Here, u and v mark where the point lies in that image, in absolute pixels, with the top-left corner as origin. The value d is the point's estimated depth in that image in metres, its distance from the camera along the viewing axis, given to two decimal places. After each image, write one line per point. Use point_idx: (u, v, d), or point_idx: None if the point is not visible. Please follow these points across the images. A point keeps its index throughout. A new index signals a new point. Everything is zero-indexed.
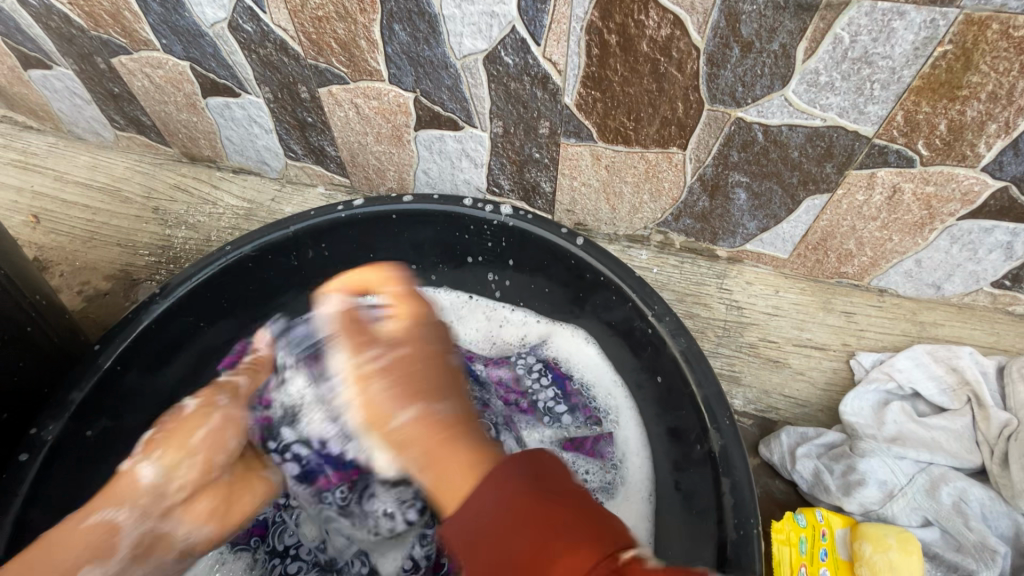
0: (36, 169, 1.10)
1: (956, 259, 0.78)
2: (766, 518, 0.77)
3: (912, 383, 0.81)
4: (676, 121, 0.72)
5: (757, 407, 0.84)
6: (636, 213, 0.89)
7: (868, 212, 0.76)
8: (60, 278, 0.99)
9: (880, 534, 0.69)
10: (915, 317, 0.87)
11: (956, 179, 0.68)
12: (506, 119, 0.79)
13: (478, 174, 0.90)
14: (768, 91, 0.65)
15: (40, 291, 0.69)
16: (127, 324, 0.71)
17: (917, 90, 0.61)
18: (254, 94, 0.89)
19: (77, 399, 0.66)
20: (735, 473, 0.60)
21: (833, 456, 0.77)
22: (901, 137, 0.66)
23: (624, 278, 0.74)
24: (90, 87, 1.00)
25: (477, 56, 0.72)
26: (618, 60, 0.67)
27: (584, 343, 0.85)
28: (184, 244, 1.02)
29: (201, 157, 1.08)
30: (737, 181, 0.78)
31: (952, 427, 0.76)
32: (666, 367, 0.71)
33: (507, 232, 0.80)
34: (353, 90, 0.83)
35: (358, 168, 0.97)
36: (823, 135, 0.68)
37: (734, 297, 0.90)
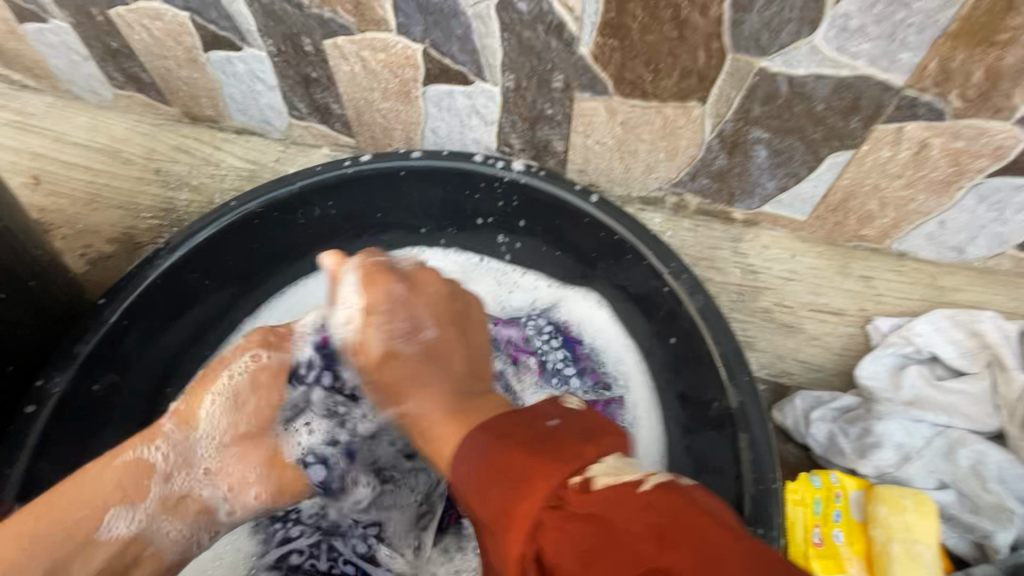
0: (34, 129, 1.08)
1: (982, 220, 0.76)
2: (778, 481, 0.77)
3: (931, 347, 0.79)
4: (697, 72, 0.69)
5: (769, 372, 0.85)
6: (650, 173, 0.86)
7: (893, 170, 0.73)
8: (62, 241, 0.99)
9: (896, 495, 0.68)
10: (935, 282, 0.84)
11: (988, 133, 0.65)
12: (518, 71, 0.76)
13: (488, 132, 0.88)
14: (795, 38, 0.63)
15: (42, 246, 0.68)
16: (134, 279, 0.70)
17: (953, 35, 0.58)
18: (257, 47, 0.86)
19: (83, 353, 0.66)
20: (753, 431, 0.60)
21: (848, 419, 0.76)
22: (934, 87, 0.63)
23: (639, 237, 0.72)
24: (87, 42, 0.97)
25: (489, 3, 0.69)
26: (637, 4, 0.64)
27: (595, 306, 0.83)
28: (187, 206, 1.01)
29: (202, 117, 1.05)
30: (757, 138, 0.75)
31: (971, 390, 0.75)
32: (681, 327, 0.70)
33: (520, 190, 0.78)
34: (359, 41, 0.79)
35: (365, 127, 0.95)
36: (850, 87, 0.66)
37: (749, 261, 0.88)
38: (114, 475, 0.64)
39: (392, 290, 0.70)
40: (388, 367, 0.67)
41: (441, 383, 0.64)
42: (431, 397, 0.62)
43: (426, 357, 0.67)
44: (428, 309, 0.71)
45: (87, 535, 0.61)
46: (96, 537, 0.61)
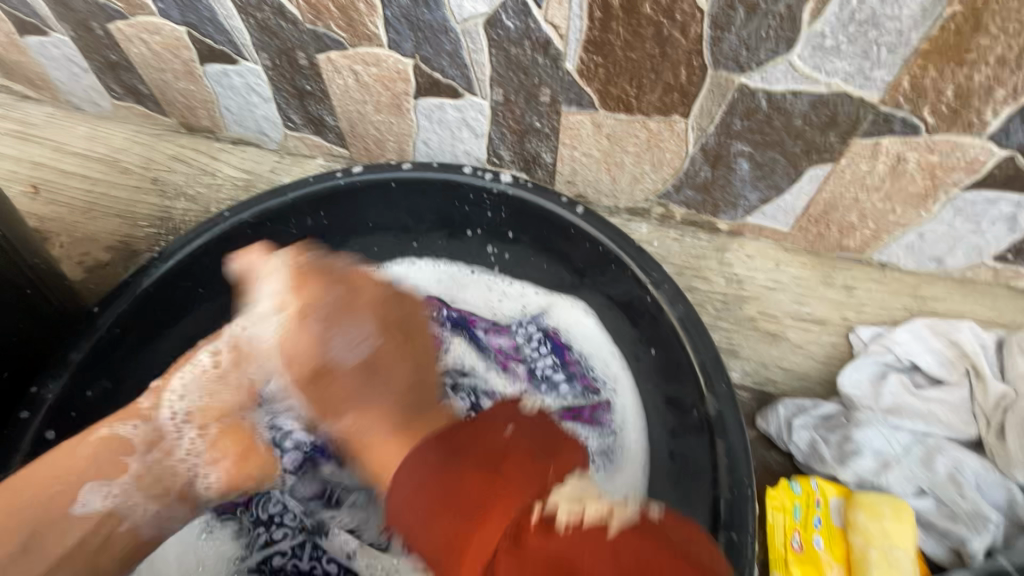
0: (34, 139, 1.10)
1: (959, 231, 0.78)
2: (761, 487, 0.78)
3: (910, 356, 0.81)
4: (679, 88, 0.71)
5: (754, 380, 0.87)
6: (637, 184, 0.88)
7: (872, 183, 0.75)
8: (60, 249, 1.00)
9: (874, 502, 0.69)
10: (915, 292, 0.86)
11: (962, 147, 0.67)
12: (506, 85, 0.78)
13: (478, 144, 0.90)
14: (773, 56, 0.64)
15: (40, 255, 0.69)
16: (129, 287, 0.72)
17: (924, 54, 0.60)
18: (252, 61, 0.88)
19: (77, 360, 0.67)
20: (730, 436, 0.62)
21: (829, 427, 0.77)
22: (907, 103, 0.65)
23: (623, 247, 0.74)
24: (88, 55, 0.99)
25: (478, 20, 0.71)
26: (619, 23, 0.66)
27: (583, 315, 0.83)
28: (183, 215, 1.02)
29: (199, 128, 1.07)
30: (739, 151, 0.77)
31: (948, 399, 0.76)
32: (663, 335, 0.71)
33: (507, 201, 0.80)
34: (352, 56, 0.81)
35: (358, 139, 0.97)
36: (827, 103, 0.67)
37: (734, 270, 0.90)
38: (88, 449, 0.64)
39: None
40: (323, 381, 0.69)
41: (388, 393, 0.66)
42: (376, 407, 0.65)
43: (365, 370, 0.68)
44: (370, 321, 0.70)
45: (60, 512, 0.62)
46: (69, 514, 0.62)
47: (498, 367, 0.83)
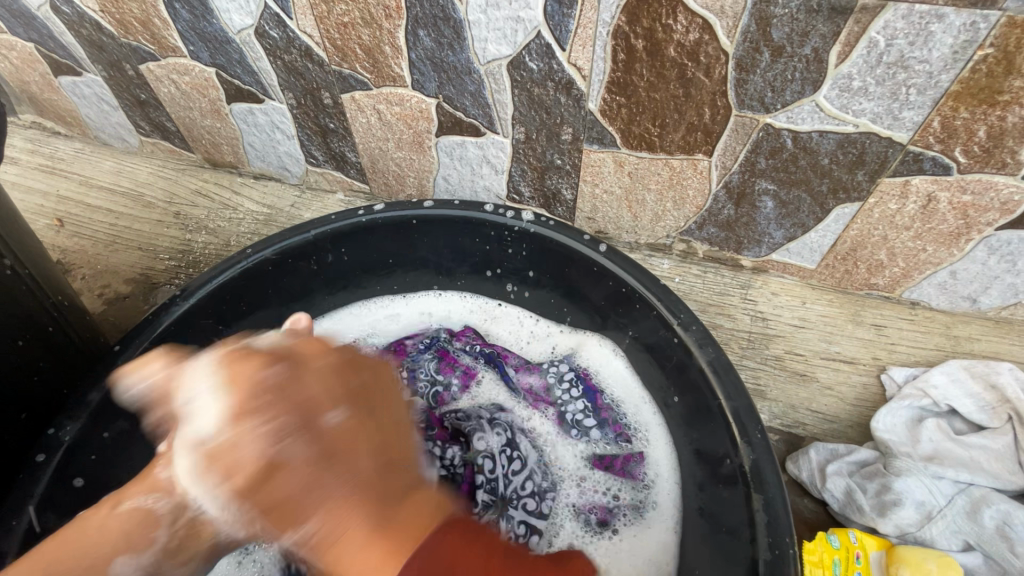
0: (62, 174, 1.12)
1: (994, 270, 0.76)
2: (795, 539, 0.74)
3: (948, 400, 0.78)
4: (703, 128, 0.71)
5: (783, 423, 0.81)
6: (658, 221, 0.88)
7: (901, 222, 0.74)
8: (81, 281, 1.00)
9: (919, 558, 0.65)
10: (948, 331, 0.84)
11: (995, 187, 0.66)
12: (528, 124, 0.79)
13: (498, 180, 0.90)
14: (799, 97, 0.64)
15: (64, 292, 0.69)
16: (146, 327, 0.71)
17: (954, 95, 0.59)
18: (278, 100, 0.90)
19: (94, 400, 0.65)
20: (767, 489, 0.58)
21: (865, 474, 0.74)
22: (938, 143, 0.64)
23: (648, 288, 0.72)
24: (118, 94, 1.01)
25: (501, 62, 0.72)
26: (644, 65, 0.66)
27: (611, 355, 0.82)
28: (203, 248, 1.03)
29: (223, 163, 1.09)
30: (764, 189, 0.76)
31: (992, 446, 0.73)
32: (692, 379, 0.69)
33: (529, 238, 0.79)
34: (375, 96, 0.83)
35: (378, 175, 0.98)
36: (855, 142, 0.67)
37: (758, 308, 0.88)
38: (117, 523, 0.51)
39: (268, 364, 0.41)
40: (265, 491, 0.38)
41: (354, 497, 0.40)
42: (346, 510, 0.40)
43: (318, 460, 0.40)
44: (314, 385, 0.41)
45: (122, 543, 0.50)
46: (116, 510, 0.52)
47: (528, 406, 0.79)
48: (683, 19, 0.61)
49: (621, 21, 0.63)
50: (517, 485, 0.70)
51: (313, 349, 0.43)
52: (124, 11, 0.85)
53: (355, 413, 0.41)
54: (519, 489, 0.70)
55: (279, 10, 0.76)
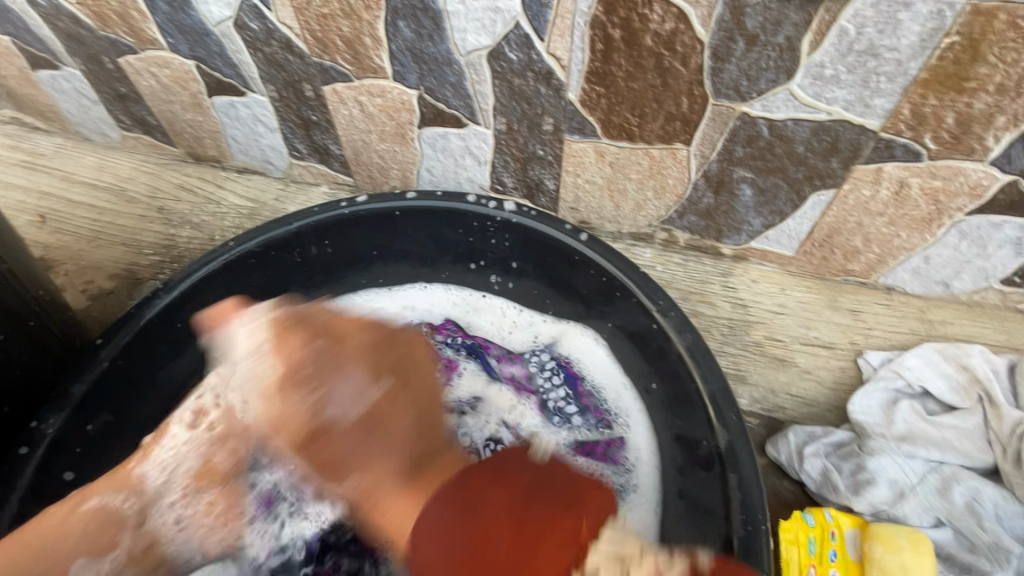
0: (43, 169, 1.11)
1: (965, 255, 0.78)
2: (774, 518, 0.76)
3: (921, 381, 0.80)
4: (681, 117, 0.72)
5: (763, 407, 0.83)
6: (640, 211, 0.89)
7: (875, 208, 0.75)
8: (65, 277, 1.00)
9: (891, 534, 0.68)
10: (923, 315, 0.86)
11: (964, 173, 0.67)
12: (509, 115, 0.79)
13: (481, 171, 0.90)
14: (774, 85, 0.65)
15: (44, 286, 0.69)
16: (129, 319, 0.71)
17: (923, 83, 0.60)
18: (259, 93, 0.90)
19: (77, 393, 0.66)
20: (741, 469, 0.60)
21: (841, 455, 0.76)
22: (909, 130, 0.65)
23: (628, 275, 0.73)
24: (98, 88, 1.00)
25: (481, 53, 0.72)
26: (621, 55, 0.67)
27: (593, 343, 0.83)
28: (187, 243, 1.03)
29: (205, 157, 1.09)
30: (742, 177, 0.78)
31: (963, 426, 0.75)
32: (671, 364, 0.70)
33: (511, 228, 0.80)
34: (357, 88, 0.83)
35: (362, 167, 0.98)
36: (829, 130, 0.68)
37: (739, 295, 0.90)
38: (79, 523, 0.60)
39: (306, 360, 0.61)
40: (320, 448, 0.59)
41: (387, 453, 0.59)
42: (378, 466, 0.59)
43: (365, 428, 0.60)
44: (364, 365, 0.62)
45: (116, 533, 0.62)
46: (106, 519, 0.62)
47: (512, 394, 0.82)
48: (659, 8, 0.61)
49: (598, 11, 0.63)
50: None
51: (349, 335, 0.64)
52: (101, 4, 0.84)
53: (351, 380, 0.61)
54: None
55: (258, 2, 0.76)
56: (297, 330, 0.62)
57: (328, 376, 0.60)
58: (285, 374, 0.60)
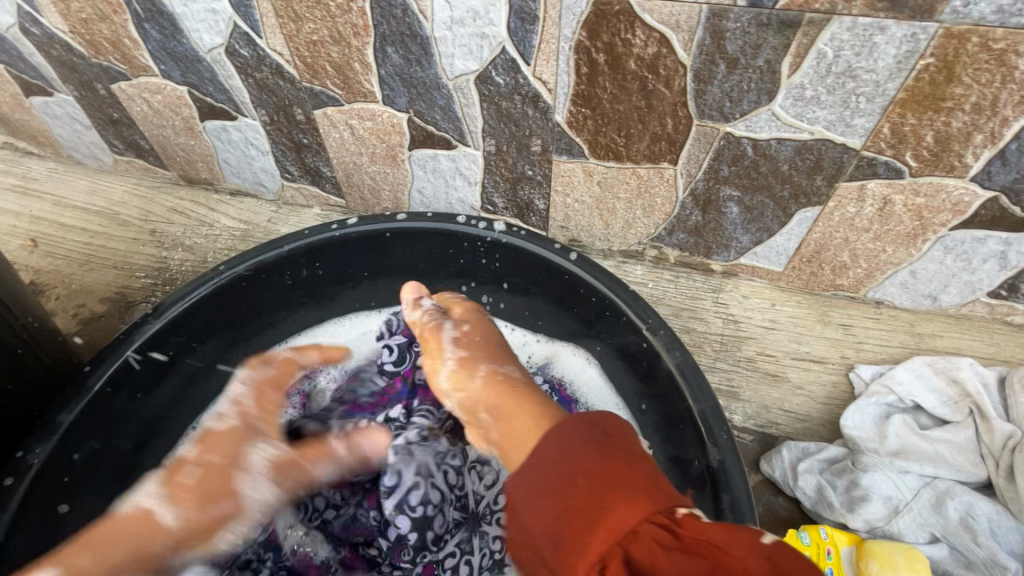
0: (35, 194, 1.11)
1: (951, 269, 0.78)
2: (769, 536, 0.75)
3: (912, 395, 0.80)
4: (666, 137, 0.73)
5: (756, 423, 0.83)
6: (629, 229, 0.89)
7: (860, 224, 0.76)
8: (55, 302, 0.99)
9: (888, 553, 0.67)
10: (912, 329, 0.86)
11: (946, 189, 0.68)
12: (498, 137, 0.80)
13: (472, 192, 0.91)
14: (756, 106, 0.66)
15: (33, 313, 0.69)
16: (118, 345, 0.71)
17: (901, 103, 0.61)
18: (251, 117, 0.91)
19: (66, 421, 0.65)
20: (735, 490, 0.59)
21: (835, 471, 0.75)
22: (889, 149, 0.66)
23: (617, 294, 0.73)
24: (90, 113, 1.01)
25: (469, 77, 0.73)
26: (606, 78, 0.68)
27: (586, 363, 0.84)
28: (179, 266, 1.03)
29: (198, 180, 1.09)
30: (729, 196, 0.78)
31: (954, 440, 0.75)
32: (662, 382, 0.70)
33: (501, 248, 0.80)
34: (347, 111, 0.84)
35: (354, 189, 0.98)
36: (812, 149, 0.69)
37: (730, 311, 0.90)
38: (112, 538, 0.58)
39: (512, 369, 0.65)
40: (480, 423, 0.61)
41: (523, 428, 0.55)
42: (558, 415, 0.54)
43: (498, 412, 0.59)
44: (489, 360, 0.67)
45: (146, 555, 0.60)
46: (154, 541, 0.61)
47: None
48: (641, 33, 0.63)
49: (582, 37, 0.65)
50: (491, 500, 0.75)
51: (476, 327, 0.72)
52: (94, 32, 0.85)
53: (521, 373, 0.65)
54: (491, 504, 0.75)
55: (249, 30, 0.77)
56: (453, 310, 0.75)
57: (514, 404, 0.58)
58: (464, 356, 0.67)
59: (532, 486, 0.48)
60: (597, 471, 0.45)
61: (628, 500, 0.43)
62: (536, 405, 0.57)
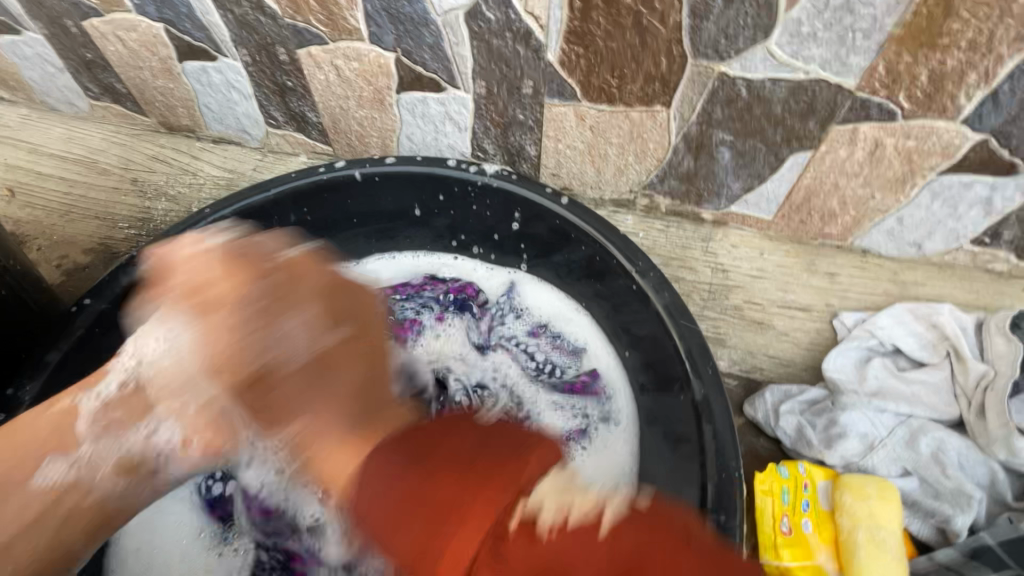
0: (8, 141, 1.08)
1: (936, 215, 0.79)
2: (750, 473, 0.79)
3: (893, 340, 0.82)
4: (660, 77, 0.72)
5: (740, 368, 0.86)
6: (621, 176, 0.89)
7: (851, 169, 0.76)
8: (38, 252, 1.00)
9: (861, 483, 0.71)
10: (896, 277, 0.88)
11: (937, 132, 0.68)
12: (489, 78, 0.78)
13: (462, 138, 0.90)
14: (751, 44, 0.65)
15: (16, 256, 0.68)
16: (105, 283, 0.70)
17: (898, 39, 0.60)
18: (232, 57, 0.87)
19: (54, 360, 0.66)
20: (717, 421, 0.62)
21: (815, 411, 0.79)
22: (883, 89, 0.66)
23: (607, 238, 0.73)
24: (63, 54, 0.97)
25: (458, 12, 0.71)
26: (600, 13, 0.66)
27: (575, 312, 0.85)
28: (164, 216, 1.02)
29: (179, 128, 1.06)
30: (721, 140, 0.78)
31: (931, 381, 0.78)
32: (649, 323, 0.71)
33: (492, 193, 0.80)
34: (332, 51, 0.81)
35: (341, 135, 0.96)
36: (806, 90, 0.68)
37: (718, 260, 0.91)
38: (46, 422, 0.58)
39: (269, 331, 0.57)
40: (261, 387, 0.56)
41: (334, 400, 0.55)
42: (325, 411, 0.54)
43: (315, 370, 0.55)
44: (308, 308, 0.58)
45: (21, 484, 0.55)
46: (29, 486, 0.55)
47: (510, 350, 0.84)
48: None
49: None
50: None
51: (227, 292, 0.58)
52: None
53: (299, 395, 0.56)
54: None
55: None
56: (246, 249, 0.61)
57: (277, 315, 0.57)
58: (207, 308, 0.57)
59: (383, 490, 0.47)
60: (471, 456, 0.45)
61: (469, 515, 0.42)
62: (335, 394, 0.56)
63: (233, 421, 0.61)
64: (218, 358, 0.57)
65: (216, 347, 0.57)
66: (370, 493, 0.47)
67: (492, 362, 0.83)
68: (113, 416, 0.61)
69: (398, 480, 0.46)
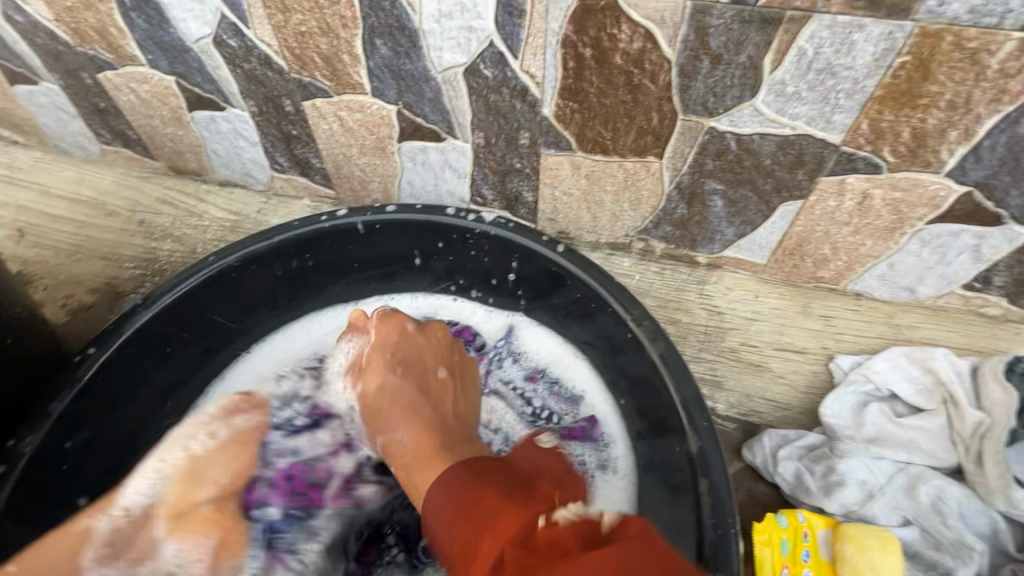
0: (20, 184, 1.11)
1: (927, 262, 0.80)
2: (748, 521, 0.78)
3: (889, 384, 0.82)
4: (652, 131, 0.74)
5: (738, 411, 0.85)
6: (616, 221, 0.91)
7: (841, 218, 0.78)
8: (43, 292, 0.99)
9: (860, 534, 0.70)
10: (891, 320, 0.89)
11: (922, 184, 0.70)
12: (487, 129, 0.81)
13: (462, 184, 0.92)
14: (739, 101, 0.68)
15: (22, 303, 0.69)
16: (110, 332, 0.71)
17: (879, 99, 0.63)
18: (240, 108, 0.91)
19: (55, 411, 0.66)
20: (713, 473, 0.62)
21: (814, 457, 0.78)
22: (868, 144, 0.68)
23: (603, 285, 0.75)
24: (76, 102, 1.00)
25: (457, 70, 0.74)
26: (593, 72, 0.69)
27: (574, 356, 0.85)
28: (169, 257, 1.03)
29: (186, 170, 1.09)
30: (713, 189, 0.80)
31: (928, 427, 0.77)
32: (644, 370, 0.72)
33: (489, 239, 0.81)
34: (337, 103, 0.84)
35: (344, 180, 0.99)
36: (793, 144, 0.70)
37: (714, 302, 0.92)
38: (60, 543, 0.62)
39: (390, 376, 0.76)
40: (379, 411, 0.74)
41: (430, 426, 0.70)
42: (407, 420, 0.71)
43: (421, 389, 0.75)
44: (417, 377, 0.76)
45: None
46: None
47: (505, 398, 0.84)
48: (626, 28, 0.64)
49: (569, 31, 0.65)
50: None
51: (424, 341, 0.79)
52: (79, 20, 0.84)
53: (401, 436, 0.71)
54: None
55: (237, 20, 0.76)
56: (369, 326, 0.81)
57: (382, 423, 0.73)
58: (379, 350, 0.78)
59: (438, 504, 0.55)
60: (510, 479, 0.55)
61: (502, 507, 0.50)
62: (424, 403, 0.73)
63: (233, 525, 0.67)
64: (407, 417, 0.72)
65: (386, 386, 0.75)
66: (435, 499, 0.56)
67: (488, 407, 0.84)
68: (127, 530, 0.64)
69: (462, 488, 0.55)
